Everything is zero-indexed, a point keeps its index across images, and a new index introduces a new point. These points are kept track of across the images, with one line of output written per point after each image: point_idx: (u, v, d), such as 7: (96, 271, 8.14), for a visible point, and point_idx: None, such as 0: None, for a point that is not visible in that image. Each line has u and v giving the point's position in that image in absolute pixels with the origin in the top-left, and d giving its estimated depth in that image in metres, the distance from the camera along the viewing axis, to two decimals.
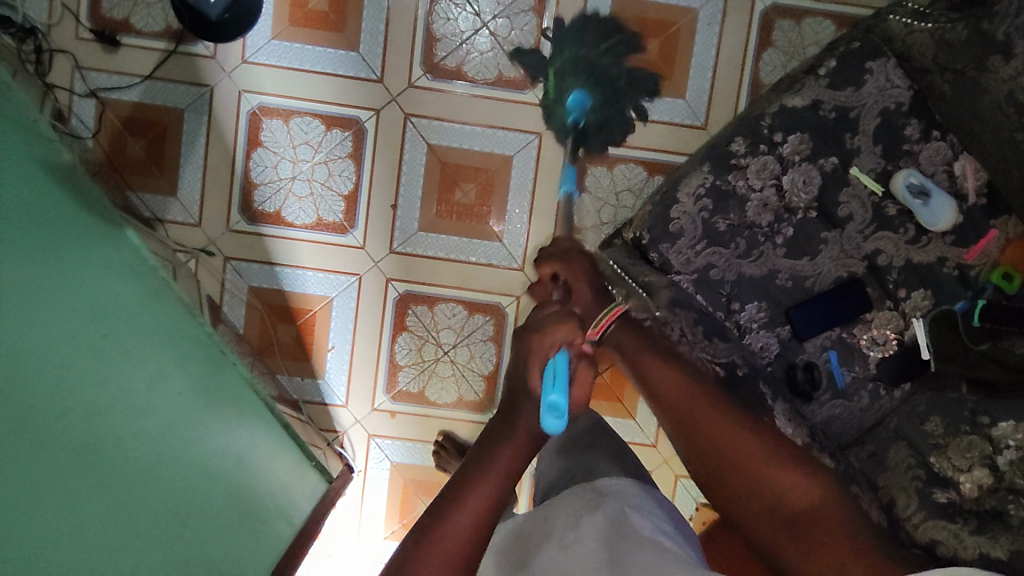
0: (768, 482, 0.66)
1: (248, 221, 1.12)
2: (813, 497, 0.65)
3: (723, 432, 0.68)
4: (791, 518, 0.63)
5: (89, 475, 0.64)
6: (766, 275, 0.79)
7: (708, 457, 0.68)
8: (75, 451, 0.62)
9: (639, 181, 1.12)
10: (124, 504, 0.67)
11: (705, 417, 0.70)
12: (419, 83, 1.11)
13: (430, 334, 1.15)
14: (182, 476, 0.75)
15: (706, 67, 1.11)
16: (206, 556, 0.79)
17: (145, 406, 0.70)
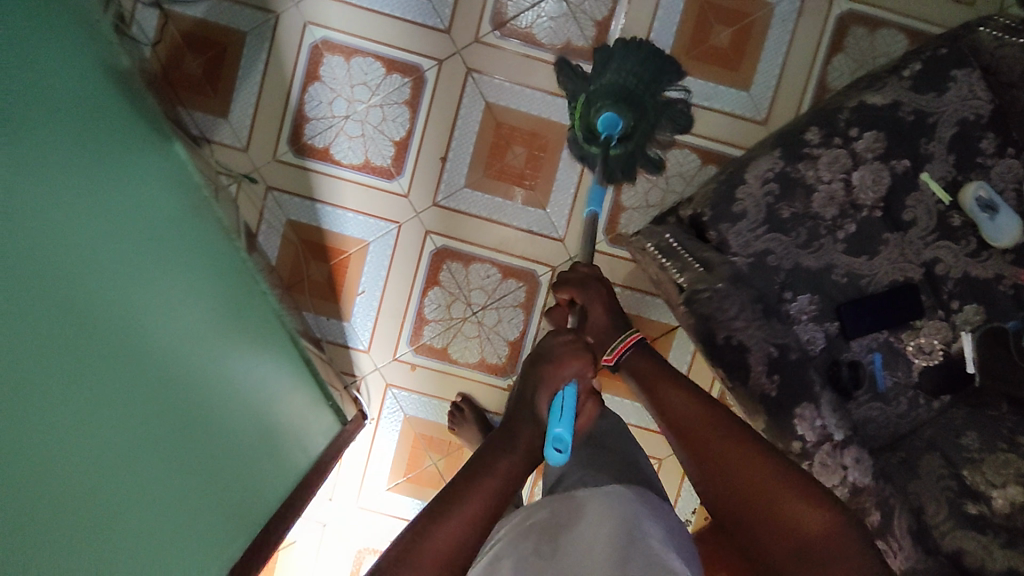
0: (783, 510, 0.61)
1: (296, 153, 1.11)
2: (834, 529, 0.59)
3: (731, 454, 0.65)
4: (813, 554, 0.59)
5: (137, 375, 0.62)
6: (823, 268, 0.78)
7: (718, 485, 0.65)
8: (125, 347, 0.60)
9: (691, 168, 1.11)
10: (165, 410, 0.67)
11: (713, 439, 0.67)
12: (485, 39, 1.10)
13: (461, 292, 1.14)
14: (202, 392, 0.75)
15: (774, 63, 1.11)
16: (226, 473, 0.79)
17: (167, 310, 0.69)
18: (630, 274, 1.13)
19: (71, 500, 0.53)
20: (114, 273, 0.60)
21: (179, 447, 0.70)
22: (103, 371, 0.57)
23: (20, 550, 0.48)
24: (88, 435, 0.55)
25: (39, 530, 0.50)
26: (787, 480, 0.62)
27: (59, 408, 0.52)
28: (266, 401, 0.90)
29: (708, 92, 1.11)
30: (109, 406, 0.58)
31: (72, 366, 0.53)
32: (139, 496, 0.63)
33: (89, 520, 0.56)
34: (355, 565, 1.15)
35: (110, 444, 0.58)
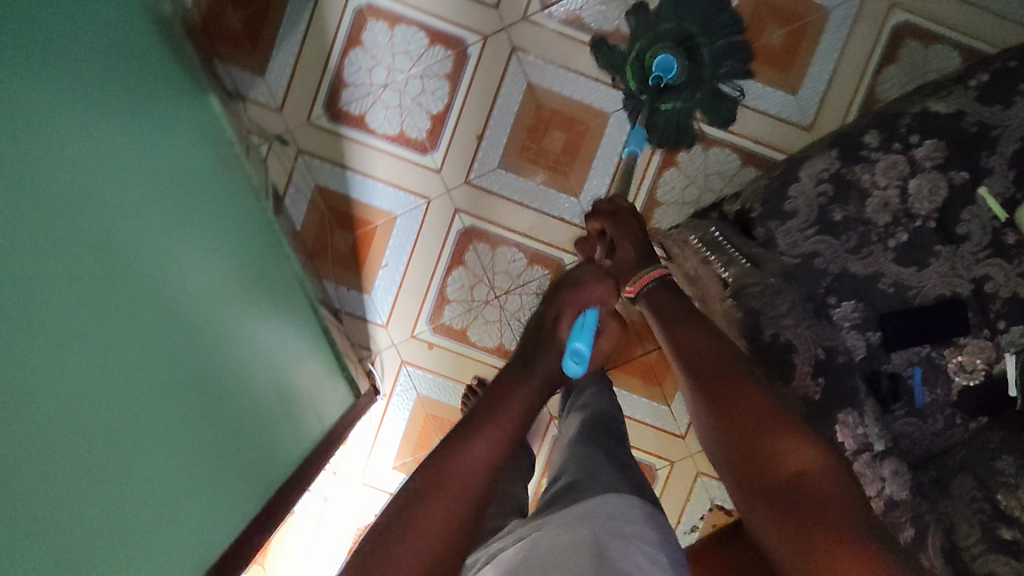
0: (770, 451, 0.58)
1: (331, 118, 1.09)
2: (815, 477, 0.55)
3: (735, 393, 0.63)
4: (782, 495, 0.55)
5: (137, 326, 0.60)
6: (870, 276, 0.76)
7: (717, 419, 0.63)
8: (123, 299, 0.58)
9: (732, 168, 1.09)
10: (177, 365, 0.65)
11: (720, 379, 0.64)
12: (532, 18, 1.07)
13: (485, 274, 1.12)
14: (209, 352, 0.72)
15: (825, 68, 1.08)
16: (247, 434, 0.77)
17: (164, 267, 0.67)
18: None
19: (96, 448, 0.52)
20: (102, 227, 0.58)
21: (199, 404, 0.68)
22: (105, 323, 0.55)
23: (35, 492, 0.45)
24: (99, 384, 0.53)
25: (61, 471, 0.48)
26: (785, 427, 0.59)
27: (61, 351, 0.49)
28: (280, 366, 0.87)
29: (754, 92, 1.08)
30: (115, 357, 0.56)
31: (74, 313, 0.51)
32: (160, 447, 0.60)
33: (112, 467, 0.54)
34: (354, 542, 1.13)
35: (122, 397, 0.56)
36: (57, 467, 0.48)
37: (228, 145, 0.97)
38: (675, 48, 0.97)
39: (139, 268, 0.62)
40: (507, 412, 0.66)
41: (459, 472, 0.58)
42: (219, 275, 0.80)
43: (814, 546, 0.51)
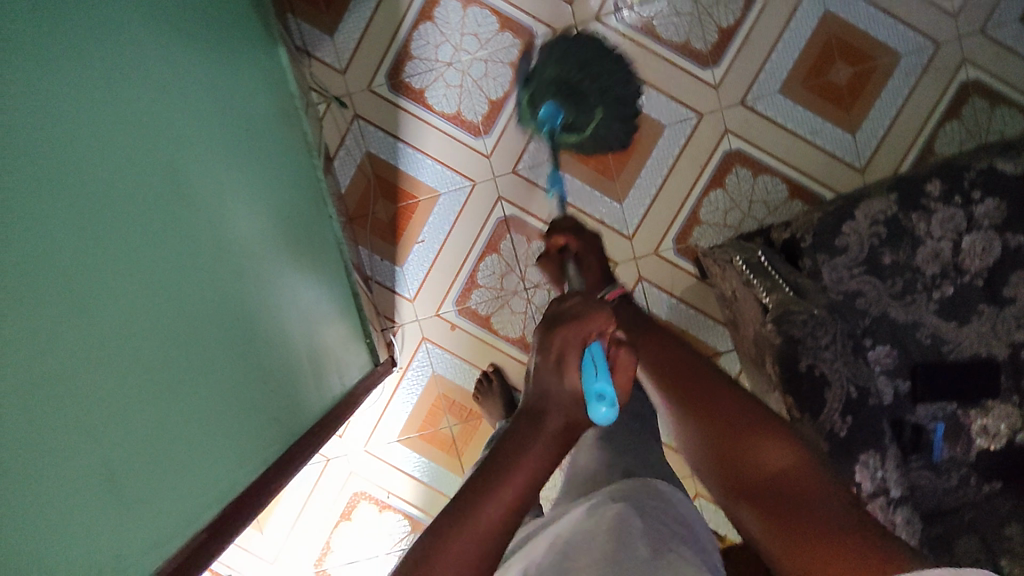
0: (749, 456, 0.54)
1: (391, 88, 1.10)
2: (797, 475, 0.51)
3: (706, 399, 0.60)
4: (767, 503, 0.51)
5: (177, 263, 0.61)
6: (909, 324, 0.76)
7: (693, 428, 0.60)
8: (165, 234, 0.60)
9: (778, 198, 1.09)
10: (214, 303, 0.67)
11: (692, 387, 0.62)
12: (604, 19, 1.08)
13: (518, 265, 1.12)
14: (245, 299, 0.73)
15: (885, 114, 1.08)
16: (277, 384, 0.78)
17: (200, 208, 0.68)
18: (692, 288, 1.11)
19: (140, 367, 0.53)
20: (143, 159, 0.59)
21: (234, 346, 0.69)
22: (144, 255, 0.56)
23: (83, 407, 0.47)
24: (139, 308, 0.54)
25: (109, 387, 0.49)
26: (760, 428, 0.56)
27: (102, 270, 0.50)
28: (308, 322, 0.88)
29: (813, 126, 1.08)
30: (158, 284, 0.57)
31: (111, 238, 0.52)
32: (199, 382, 0.62)
33: (152, 392, 0.54)
34: (348, 506, 1.16)
35: (162, 327, 0.57)
36: (104, 379, 0.49)
37: (287, 100, 0.98)
38: (557, 99, 0.91)
39: (177, 205, 0.63)
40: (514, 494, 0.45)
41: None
42: (259, 226, 0.81)
43: (803, 549, 0.47)
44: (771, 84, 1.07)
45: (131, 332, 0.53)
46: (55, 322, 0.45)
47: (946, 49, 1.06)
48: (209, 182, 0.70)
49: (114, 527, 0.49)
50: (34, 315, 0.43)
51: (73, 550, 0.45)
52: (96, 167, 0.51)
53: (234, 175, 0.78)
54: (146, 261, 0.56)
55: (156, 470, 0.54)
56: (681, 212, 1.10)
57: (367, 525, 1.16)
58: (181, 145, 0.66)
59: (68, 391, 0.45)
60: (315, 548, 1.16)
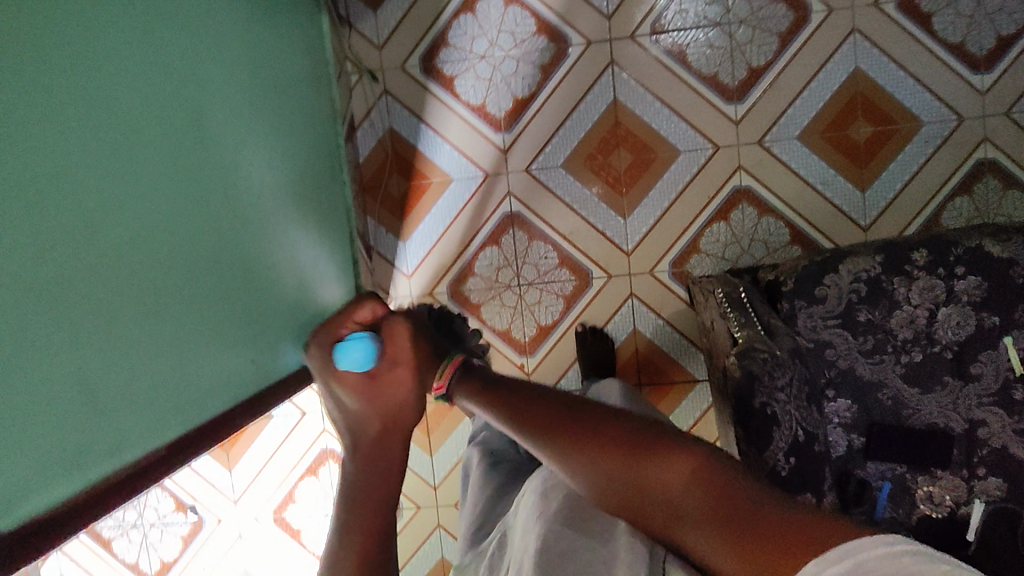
0: (653, 490, 0.46)
1: (423, 70, 1.13)
2: (706, 475, 0.45)
3: (585, 430, 0.50)
4: (706, 521, 0.44)
5: (173, 200, 0.64)
6: (874, 382, 0.78)
7: (587, 474, 0.49)
8: (161, 169, 0.63)
9: (778, 241, 1.11)
10: (207, 241, 0.70)
11: (556, 408, 0.53)
12: (639, 38, 1.10)
13: (516, 260, 1.16)
14: (239, 245, 0.76)
15: (898, 178, 1.09)
16: (261, 331, 0.81)
17: (210, 152, 0.71)
18: (680, 312, 1.14)
19: (116, 287, 0.56)
20: (153, 97, 0.62)
21: (224, 287, 0.73)
22: (140, 187, 0.59)
23: (56, 317, 0.50)
24: (118, 229, 0.56)
25: (86, 303, 0.52)
26: (650, 451, 0.48)
27: (89, 194, 0.53)
28: (302, 280, 0.92)
29: (824, 177, 1.09)
30: (151, 215, 0.61)
31: (106, 163, 0.55)
32: (177, 315, 0.64)
33: (127, 315, 0.57)
34: (316, 461, 1.24)
35: (147, 256, 0.60)
36: (83, 289, 0.52)
37: (318, 65, 1.02)
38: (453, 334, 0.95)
39: (182, 146, 0.66)
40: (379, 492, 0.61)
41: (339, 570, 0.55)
42: (270, 180, 0.84)
43: (758, 553, 0.41)
44: (790, 129, 1.09)
45: (112, 251, 0.56)
46: (32, 231, 0.48)
47: (967, 124, 1.07)
48: (225, 131, 0.74)
49: (81, 427, 0.52)
50: (13, 220, 0.46)
51: (37, 445, 0.48)
52: (100, 96, 0.55)
53: (254, 129, 0.81)
54: (139, 193, 0.59)
55: (126, 388, 0.57)
56: (681, 238, 1.12)
57: (330, 481, 1.24)
58: (199, 90, 0.69)
59: (39, 295, 0.48)
60: (279, 493, 1.25)
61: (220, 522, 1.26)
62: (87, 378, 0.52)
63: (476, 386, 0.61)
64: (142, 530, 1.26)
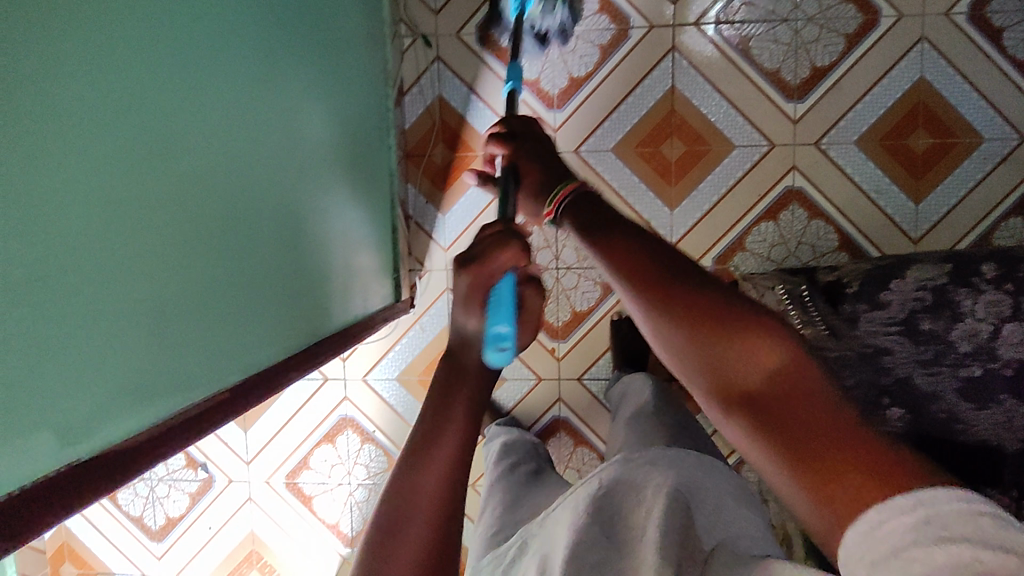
0: (736, 374, 0.43)
1: (478, 39, 1.10)
2: (788, 372, 0.42)
3: (670, 289, 0.46)
4: (778, 423, 0.42)
5: (224, 143, 0.61)
6: (929, 394, 0.75)
7: (657, 342, 0.47)
8: (214, 109, 0.59)
9: (826, 246, 1.09)
10: (257, 190, 0.67)
11: (642, 262, 0.48)
12: (702, 27, 1.07)
13: (556, 243, 1.15)
14: (289, 198, 0.73)
15: (953, 193, 1.07)
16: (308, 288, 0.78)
17: (269, 102, 0.69)
18: None
19: (161, 229, 0.53)
20: (210, 35, 0.58)
21: (273, 240, 0.70)
22: (190, 127, 0.56)
23: (95, 254, 0.47)
24: (167, 170, 0.54)
25: (128, 243, 0.50)
26: (741, 335, 0.43)
27: (136, 128, 0.50)
28: (346, 241, 0.89)
29: (878, 186, 1.08)
30: (208, 160, 0.59)
31: (156, 98, 0.52)
32: (225, 265, 0.62)
33: (169, 260, 0.54)
34: (334, 429, 1.23)
35: (193, 201, 0.57)
36: (131, 226, 0.50)
37: (372, 23, 0.99)
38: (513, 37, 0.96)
39: (237, 89, 0.63)
40: (445, 461, 0.48)
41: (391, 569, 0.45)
42: (320, 135, 0.81)
43: (822, 475, 0.40)
44: (848, 133, 1.07)
45: (169, 194, 0.54)
46: (86, 169, 0.46)
47: None
48: (278, 78, 0.71)
49: (131, 369, 0.51)
50: (64, 153, 0.44)
51: (61, 387, 0.45)
52: (153, 26, 0.51)
53: (311, 83, 0.79)
54: (189, 132, 0.56)
55: (166, 337, 0.54)
56: (727, 235, 1.10)
57: (346, 450, 1.23)
58: (258, 34, 0.66)
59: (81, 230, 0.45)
60: (292, 458, 1.24)
61: (231, 482, 1.26)
62: (142, 323, 0.51)
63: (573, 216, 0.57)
64: (153, 482, 1.27)
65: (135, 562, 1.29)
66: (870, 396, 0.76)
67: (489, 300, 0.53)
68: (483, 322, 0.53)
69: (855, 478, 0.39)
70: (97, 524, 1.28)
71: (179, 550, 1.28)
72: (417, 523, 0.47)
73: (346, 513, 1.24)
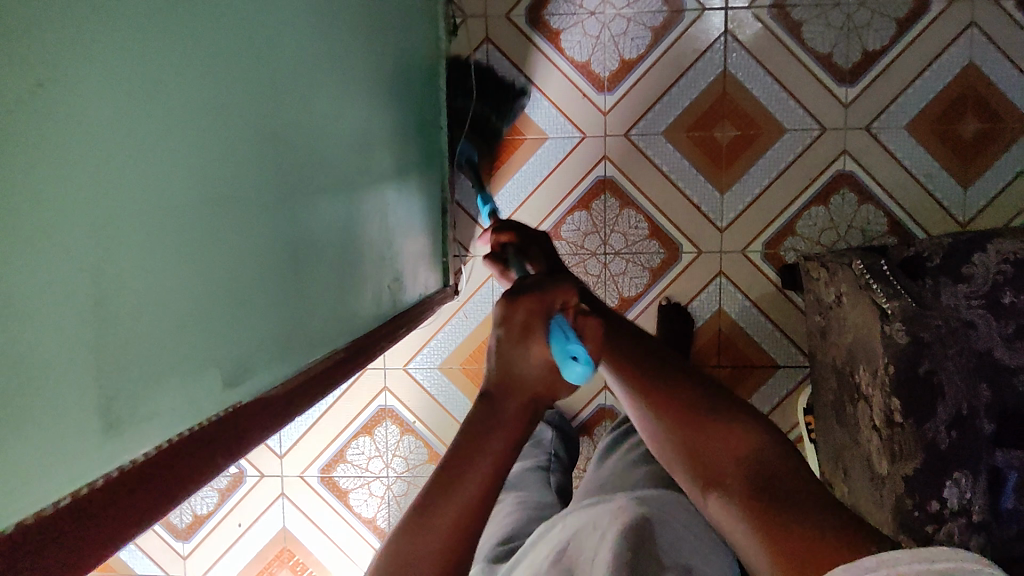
0: (714, 456, 0.54)
1: (528, 22, 1.10)
2: (760, 464, 0.52)
3: (666, 388, 0.59)
4: (744, 497, 0.51)
5: (327, 96, 0.58)
6: (1013, 369, 0.71)
7: (667, 456, 0.58)
8: (319, 57, 0.56)
9: (876, 230, 1.09)
10: (349, 151, 0.64)
11: (648, 379, 0.60)
12: (754, 12, 1.07)
13: (604, 228, 1.13)
14: (373, 164, 0.70)
15: (1001, 178, 1.07)
16: (387, 261, 0.75)
17: (362, 63, 0.67)
18: (769, 295, 1.11)
19: (281, 179, 0.49)
20: None
21: (362, 206, 0.67)
22: (304, 73, 0.53)
23: (234, 197, 0.43)
24: (287, 115, 0.50)
25: (259, 188, 0.46)
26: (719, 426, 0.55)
27: (264, 63, 0.46)
28: (411, 219, 0.87)
29: (927, 171, 1.08)
30: (320, 110, 0.56)
31: (278, 34, 0.48)
32: (326, 224, 0.58)
33: (286, 214, 0.50)
34: (372, 420, 1.19)
35: (306, 152, 0.54)
36: (260, 173, 0.46)
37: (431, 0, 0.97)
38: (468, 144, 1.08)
39: (335, 43, 0.60)
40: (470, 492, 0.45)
41: (425, 555, 0.43)
42: (394, 105, 0.79)
43: (788, 544, 0.47)
44: (899, 118, 1.07)
45: (293, 144, 0.52)
46: (231, 98, 0.42)
47: None
48: (364, 39, 0.68)
49: (276, 325, 0.49)
50: (218, 81, 0.40)
51: (207, 339, 0.40)
52: None
53: (390, 52, 0.78)
54: (301, 75, 0.52)
55: (285, 294, 0.50)
56: (777, 219, 1.10)
57: (385, 442, 1.20)
58: None
59: (220, 168, 0.41)
60: (328, 451, 1.20)
61: (263, 477, 1.22)
62: (276, 275, 0.49)
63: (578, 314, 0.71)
64: None
65: (160, 563, 1.24)
66: (972, 366, 0.71)
67: (550, 325, 0.48)
68: (552, 350, 0.47)
69: (818, 545, 0.46)
70: None
71: (207, 551, 1.23)
72: (458, 502, 0.45)
73: (383, 507, 1.21)
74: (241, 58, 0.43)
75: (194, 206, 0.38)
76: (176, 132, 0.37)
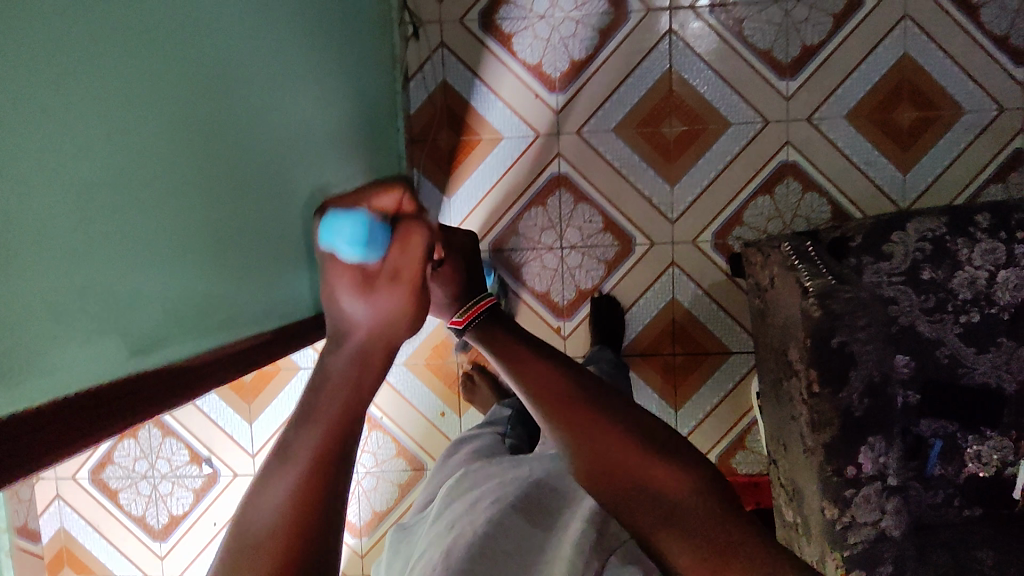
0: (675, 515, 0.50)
1: (481, 27, 1.14)
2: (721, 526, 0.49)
3: (613, 441, 0.51)
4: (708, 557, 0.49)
5: (263, 95, 0.61)
6: (933, 340, 0.75)
7: (592, 496, 0.53)
8: (253, 58, 0.59)
9: (819, 216, 1.13)
10: (289, 147, 0.67)
11: (590, 428, 0.51)
12: (696, 11, 1.11)
13: (559, 223, 1.17)
14: (316, 161, 0.74)
15: (938, 163, 1.11)
16: None
17: (306, 66, 0.70)
18: (720, 283, 1.15)
19: (209, 170, 0.53)
20: None
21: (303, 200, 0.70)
22: (236, 72, 0.56)
23: (155, 182, 0.46)
24: (217, 111, 0.53)
25: (183, 178, 0.49)
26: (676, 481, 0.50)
27: (191, 62, 0.49)
28: None
29: (867, 158, 1.12)
30: (254, 108, 0.60)
31: (207, 36, 0.51)
32: (259, 214, 0.61)
33: (213, 203, 0.53)
34: None
35: (237, 146, 0.57)
36: (185, 163, 0.49)
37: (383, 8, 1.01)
38: None
39: (272, 45, 0.63)
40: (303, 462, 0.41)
41: (263, 541, 0.38)
42: (341, 106, 0.83)
43: None
44: (838, 108, 1.11)
45: (224, 137, 0.55)
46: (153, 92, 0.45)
47: (1007, 115, 1.09)
48: (305, 42, 0.71)
49: (202, 305, 0.52)
50: (138, 74, 0.43)
51: (123, 314, 0.43)
52: None
53: (339, 56, 0.81)
54: (234, 74, 0.56)
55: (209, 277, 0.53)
56: (726, 209, 1.14)
57: None
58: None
59: (140, 154, 0.44)
60: None
61: (235, 476, 1.24)
62: (203, 259, 0.52)
63: (489, 336, 0.61)
64: (152, 481, 1.25)
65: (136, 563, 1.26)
66: (887, 338, 0.75)
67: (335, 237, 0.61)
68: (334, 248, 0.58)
69: None
70: (98, 526, 1.26)
71: (183, 549, 1.26)
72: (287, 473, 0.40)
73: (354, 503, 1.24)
74: (163, 55, 0.46)
75: (112, 189, 0.41)
76: (93, 119, 0.39)
